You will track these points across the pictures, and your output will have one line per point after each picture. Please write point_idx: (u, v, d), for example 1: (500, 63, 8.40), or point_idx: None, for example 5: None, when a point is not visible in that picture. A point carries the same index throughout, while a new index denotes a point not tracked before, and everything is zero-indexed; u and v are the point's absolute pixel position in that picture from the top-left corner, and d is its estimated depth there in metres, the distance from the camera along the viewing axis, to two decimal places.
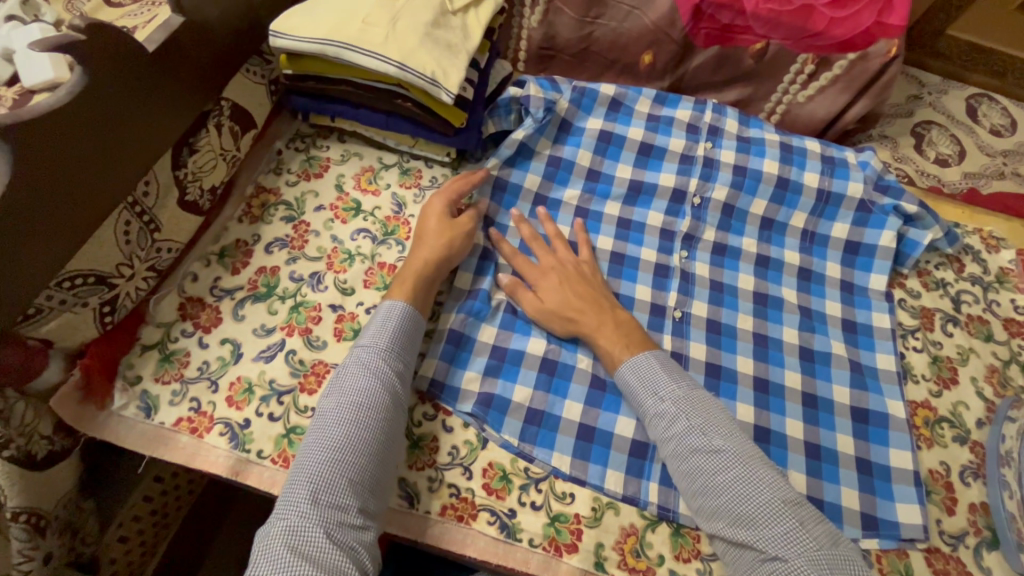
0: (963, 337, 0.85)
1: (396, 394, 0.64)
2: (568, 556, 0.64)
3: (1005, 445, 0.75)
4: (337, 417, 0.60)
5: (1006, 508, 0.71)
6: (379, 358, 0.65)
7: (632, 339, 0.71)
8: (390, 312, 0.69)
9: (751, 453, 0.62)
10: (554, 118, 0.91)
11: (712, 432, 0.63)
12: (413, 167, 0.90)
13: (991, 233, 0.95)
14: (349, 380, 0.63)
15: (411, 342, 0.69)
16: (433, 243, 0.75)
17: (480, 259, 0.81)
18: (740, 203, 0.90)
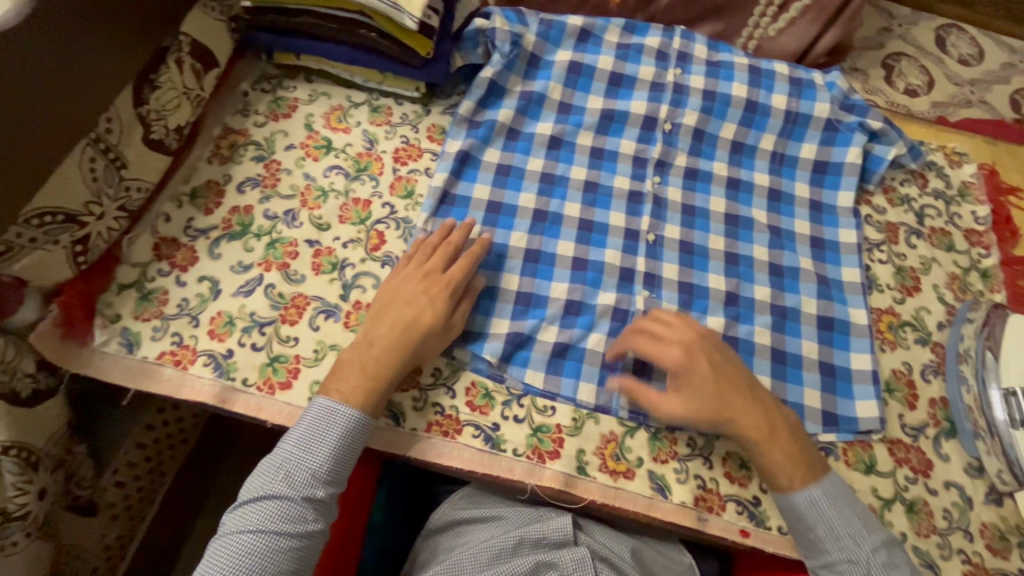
0: (927, 248, 0.88)
1: (320, 513, 0.60)
2: (551, 462, 0.67)
3: (963, 344, 0.79)
4: (249, 539, 0.57)
5: (964, 400, 0.75)
6: (308, 468, 0.61)
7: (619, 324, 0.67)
8: (329, 409, 0.63)
9: (813, 470, 0.65)
10: (523, 53, 0.90)
11: (777, 463, 0.65)
12: (384, 104, 0.90)
13: (954, 149, 0.98)
14: (269, 493, 0.59)
15: (353, 451, 0.63)
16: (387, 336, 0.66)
17: (443, 200, 0.82)
18: (710, 127, 0.91)
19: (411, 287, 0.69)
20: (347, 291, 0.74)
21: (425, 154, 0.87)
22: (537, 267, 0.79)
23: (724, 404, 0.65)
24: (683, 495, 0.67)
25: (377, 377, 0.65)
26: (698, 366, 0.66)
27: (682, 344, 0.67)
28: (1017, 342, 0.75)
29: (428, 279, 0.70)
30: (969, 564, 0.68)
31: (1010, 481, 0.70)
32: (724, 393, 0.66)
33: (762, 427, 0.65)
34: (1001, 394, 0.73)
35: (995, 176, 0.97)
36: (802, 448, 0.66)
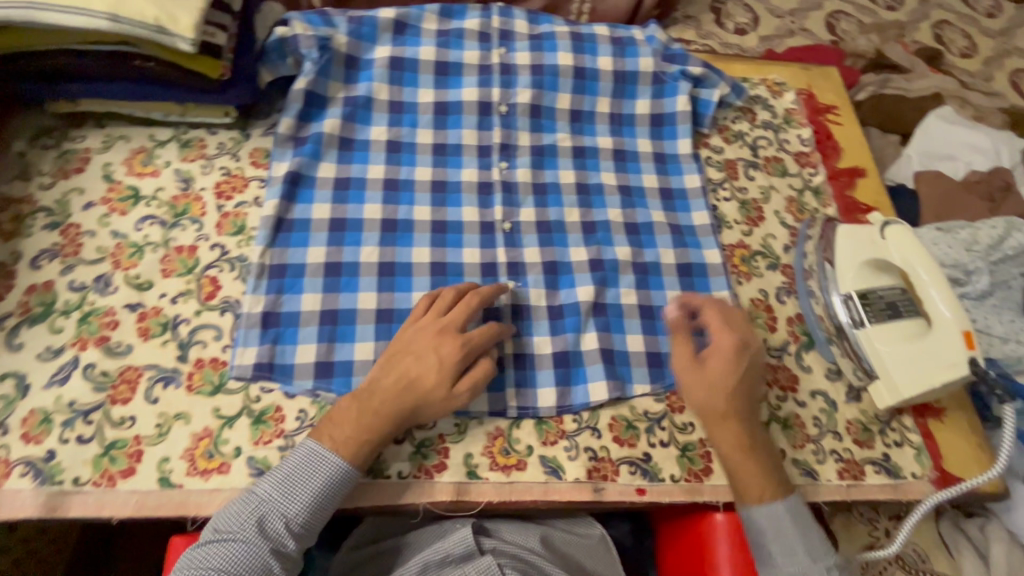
0: (764, 178, 0.93)
1: (286, 565, 0.57)
2: (439, 474, 0.65)
3: (807, 261, 0.84)
4: None
5: (815, 312, 0.81)
6: (282, 515, 0.58)
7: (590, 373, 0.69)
8: (320, 455, 0.60)
9: (780, 487, 0.67)
10: (336, 56, 0.85)
11: (745, 480, 0.66)
12: (194, 137, 0.81)
13: (774, 80, 1.04)
14: (236, 539, 0.56)
15: (332, 503, 0.60)
16: (385, 397, 0.62)
17: (278, 229, 0.76)
18: (546, 102, 0.91)
19: (420, 346, 0.65)
20: (185, 350, 0.67)
21: (251, 182, 0.80)
22: (394, 280, 0.75)
23: (730, 421, 0.68)
24: (577, 472, 0.67)
25: (365, 433, 0.61)
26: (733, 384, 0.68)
27: (726, 353, 0.70)
28: (849, 249, 0.80)
29: (438, 338, 0.65)
30: (842, 462, 0.73)
31: (863, 376, 0.77)
32: (735, 418, 0.68)
33: (743, 441, 0.67)
34: (841, 299, 0.79)
35: (813, 99, 1.04)
36: (768, 468, 0.67)
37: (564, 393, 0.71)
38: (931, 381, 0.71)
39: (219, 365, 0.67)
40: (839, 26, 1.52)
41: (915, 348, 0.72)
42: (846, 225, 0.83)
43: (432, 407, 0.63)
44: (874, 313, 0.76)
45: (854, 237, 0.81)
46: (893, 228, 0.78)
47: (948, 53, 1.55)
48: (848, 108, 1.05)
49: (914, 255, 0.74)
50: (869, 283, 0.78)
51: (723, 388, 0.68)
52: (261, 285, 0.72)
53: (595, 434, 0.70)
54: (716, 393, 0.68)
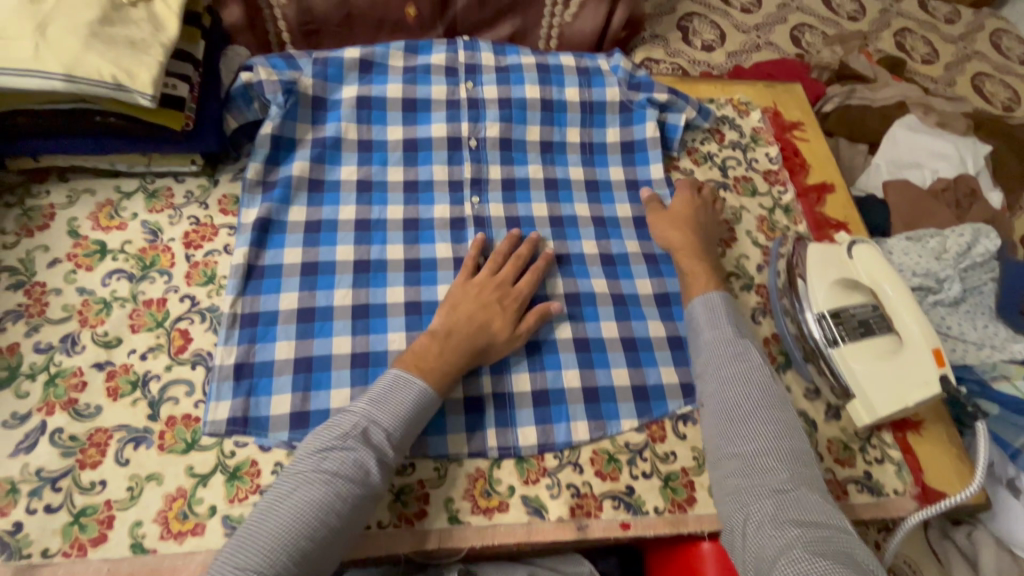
0: (734, 198, 0.94)
1: (383, 476, 0.61)
2: (419, 521, 0.64)
3: (780, 280, 0.85)
4: (312, 488, 0.57)
5: (790, 332, 0.81)
6: (378, 430, 0.62)
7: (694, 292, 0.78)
8: (407, 381, 0.64)
9: (718, 286, 0.78)
10: (303, 98, 0.85)
11: (694, 274, 0.80)
12: (161, 187, 0.81)
13: (739, 99, 1.05)
14: (340, 447, 0.60)
15: (423, 420, 0.65)
16: (457, 338, 0.69)
17: (249, 277, 0.75)
18: (516, 134, 0.91)
19: (484, 293, 0.74)
20: (156, 408, 0.66)
21: (221, 230, 0.79)
22: (369, 322, 0.75)
23: (692, 244, 0.83)
24: (560, 510, 0.67)
25: (449, 365, 0.67)
26: (697, 224, 0.85)
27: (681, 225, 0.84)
28: (819, 267, 0.80)
29: (497, 288, 0.74)
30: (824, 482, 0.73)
31: (840, 395, 0.77)
32: (697, 245, 0.82)
33: (697, 277, 0.79)
34: (815, 317, 0.78)
35: (779, 117, 1.06)
36: (719, 279, 0.80)
37: (546, 430, 0.71)
38: (905, 400, 0.71)
39: (192, 422, 0.66)
40: (804, 39, 1.55)
41: (887, 366, 0.73)
42: (815, 244, 0.83)
43: (501, 345, 0.71)
44: (846, 331, 0.76)
45: (823, 255, 0.81)
46: (861, 248, 0.80)
47: (910, 60, 1.59)
48: (813, 124, 1.07)
49: (883, 274, 0.76)
50: (841, 300, 0.78)
51: (692, 264, 0.81)
52: (233, 335, 0.71)
53: (577, 470, 0.70)
54: (681, 221, 0.85)
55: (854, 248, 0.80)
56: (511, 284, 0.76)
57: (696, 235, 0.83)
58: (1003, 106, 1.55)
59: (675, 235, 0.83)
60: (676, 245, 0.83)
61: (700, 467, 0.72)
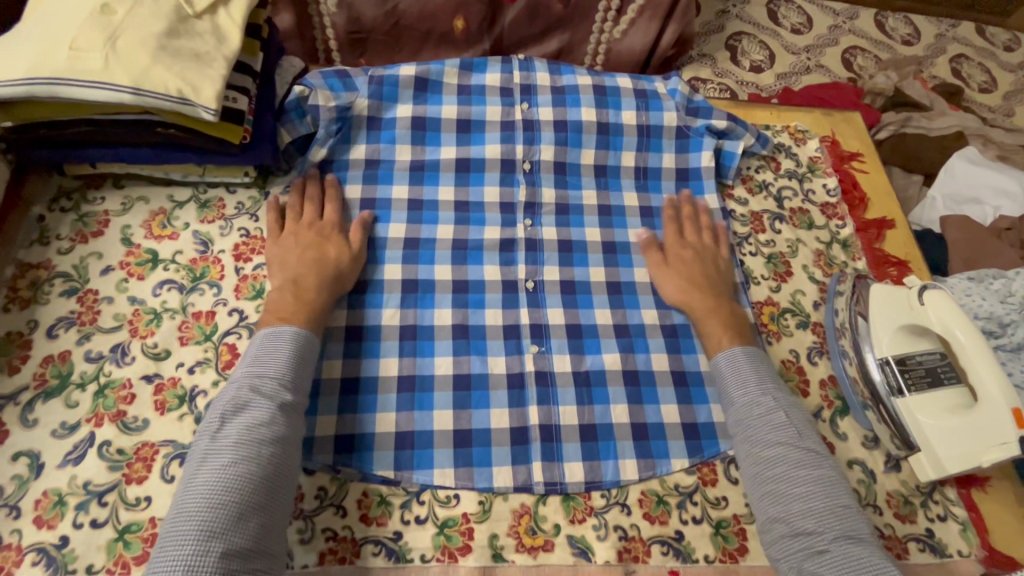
0: (791, 231, 0.91)
1: (292, 418, 0.60)
2: (463, 557, 0.62)
3: (839, 319, 0.82)
4: (224, 450, 0.55)
5: (849, 375, 0.78)
6: (267, 382, 0.60)
7: (723, 345, 0.73)
8: (271, 335, 0.64)
9: (742, 338, 0.74)
10: (356, 121, 0.85)
11: (710, 331, 0.75)
12: (213, 197, 0.81)
13: (797, 127, 1.02)
14: (235, 411, 0.58)
15: (307, 363, 0.64)
16: (315, 280, 0.71)
17: None
18: (569, 157, 0.90)
19: (302, 237, 0.75)
20: (202, 424, 0.65)
21: (270, 243, 0.79)
22: (416, 344, 0.74)
23: (694, 288, 0.78)
24: (607, 553, 0.64)
25: (308, 306, 0.68)
26: (698, 265, 0.81)
27: (693, 248, 0.83)
28: (884, 310, 0.77)
29: (314, 230, 0.76)
30: (885, 539, 0.69)
31: (903, 446, 0.73)
32: (702, 289, 0.78)
33: (708, 305, 0.77)
34: (877, 362, 0.76)
35: (837, 147, 1.02)
36: (738, 324, 0.75)
37: (593, 467, 0.69)
38: (976, 459, 0.67)
39: None
40: (856, 62, 1.51)
41: (958, 421, 0.69)
42: (880, 285, 0.80)
43: (347, 267, 0.74)
44: (912, 381, 0.73)
45: (889, 297, 0.78)
46: (932, 292, 0.75)
47: (967, 88, 1.53)
48: (872, 155, 1.03)
49: (956, 320, 0.72)
50: (906, 347, 0.75)
51: (697, 274, 0.80)
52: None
53: (624, 511, 0.67)
54: (681, 274, 0.80)
55: (926, 291, 0.76)
56: (320, 220, 0.78)
57: (695, 276, 0.79)
58: None
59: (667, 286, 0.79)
60: (671, 293, 0.79)
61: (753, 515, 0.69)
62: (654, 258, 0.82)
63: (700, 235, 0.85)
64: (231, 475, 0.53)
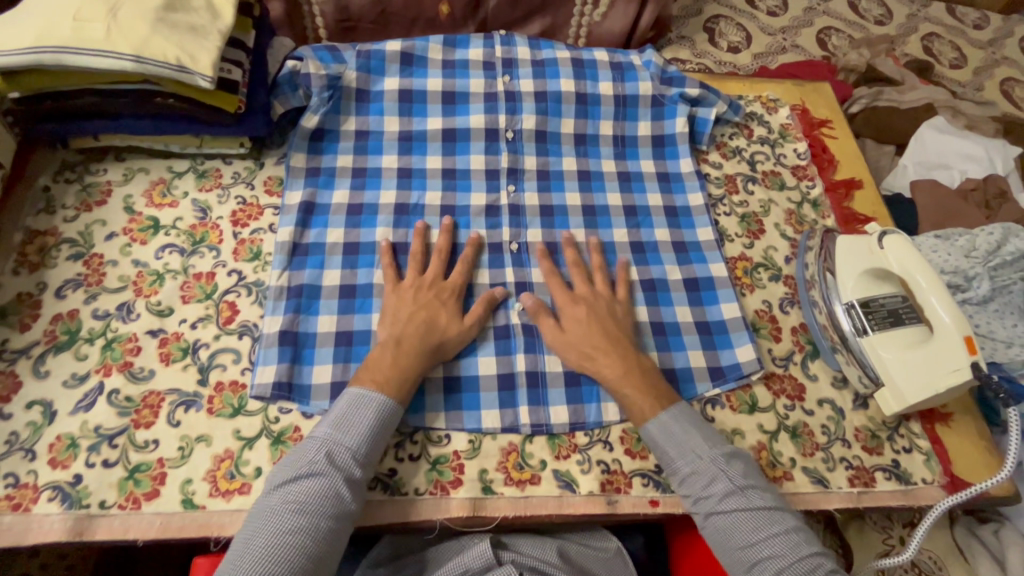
0: (763, 192, 0.96)
1: (355, 494, 0.60)
2: (455, 490, 0.66)
3: (809, 270, 0.86)
4: (288, 512, 0.56)
5: (819, 322, 0.82)
6: (346, 449, 0.61)
7: (649, 411, 0.69)
8: (363, 398, 0.64)
9: (662, 399, 0.70)
10: (346, 92, 0.89)
11: (630, 399, 0.70)
12: (210, 167, 0.85)
13: (768, 97, 1.07)
14: (308, 474, 0.59)
15: (383, 437, 0.64)
16: (412, 344, 0.69)
17: (293, 254, 0.79)
18: (550, 127, 0.94)
19: (420, 296, 0.74)
20: (205, 374, 0.69)
21: (266, 210, 0.83)
22: None
23: (598, 353, 0.72)
24: (590, 485, 0.68)
25: (403, 371, 0.67)
26: (594, 327, 0.74)
27: (584, 303, 0.76)
28: (848, 259, 0.82)
29: (434, 289, 0.75)
30: (853, 469, 0.74)
31: (869, 384, 0.77)
32: (612, 349, 0.72)
33: (618, 369, 0.71)
34: (844, 308, 0.80)
35: (807, 114, 1.07)
36: (653, 384, 0.71)
37: (578, 409, 0.73)
38: (935, 387, 0.72)
39: (238, 389, 0.69)
40: (830, 42, 1.56)
41: (917, 354, 0.74)
42: (844, 237, 0.84)
43: (454, 338, 0.72)
44: (875, 322, 0.78)
45: (853, 247, 0.83)
46: (891, 237, 0.80)
47: (937, 65, 1.58)
48: (841, 122, 1.08)
49: (912, 261, 0.76)
50: (870, 291, 0.79)
51: (610, 327, 0.74)
52: (279, 306, 0.74)
53: (607, 448, 0.71)
54: (582, 340, 0.73)
55: (885, 237, 0.80)
56: (442, 279, 0.77)
57: (600, 341, 0.73)
58: None
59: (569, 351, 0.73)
60: (575, 361, 0.73)
61: None
62: (547, 327, 0.75)
63: (589, 281, 0.80)
64: (286, 545, 0.54)
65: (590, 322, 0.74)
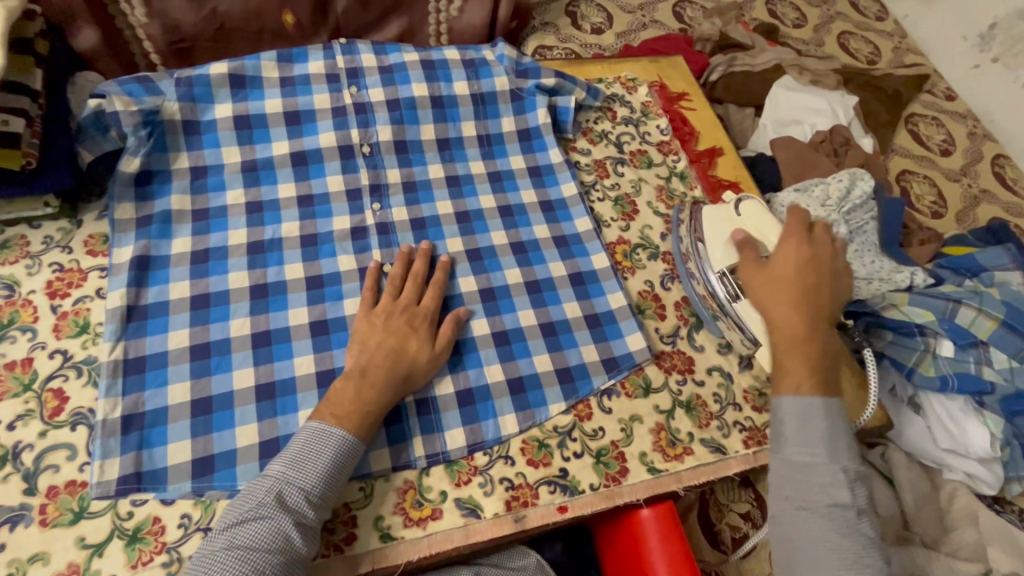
0: (632, 172, 0.97)
1: (307, 539, 0.56)
2: (349, 547, 0.61)
3: (682, 243, 0.88)
4: (228, 563, 0.52)
5: (697, 292, 0.84)
6: (211, 546, 0.54)
7: (787, 390, 0.66)
8: (320, 432, 0.60)
9: (825, 389, 0.65)
10: (169, 126, 0.80)
11: (790, 369, 0.66)
12: (13, 236, 0.73)
13: (626, 77, 1.08)
14: (254, 517, 0.55)
15: (345, 473, 0.60)
16: (378, 378, 0.65)
17: (128, 320, 0.69)
18: (409, 135, 0.89)
19: (391, 323, 0.70)
20: (32, 481, 0.59)
21: (90, 273, 0.72)
22: (271, 349, 0.70)
23: (785, 302, 0.69)
24: (495, 506, 0.66)
25: (367, 406, 0.63)
26: (809, 269, 0.70)
27: (788, 243, 0.72)
28: (714, 228, 0.84)
29: (406, 315, 0.71)
30: (746, 431, 0.76)
31: (749, 345, 0.80)
32: (800, 306, 0.68)
33: (791, 330, 0.67)
34: (716, 276, 0.82)
35: (665, 89, 1.09)
36: (824, 366, 0.66)
37: (474, 430, 0.70)
38: None
39: (77, 489, 0.60)
40: (685, 14, 1.62)
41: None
42: (708, 208, 0.87)
43: (424, 368, 0.68)
44: (746, 285, 0.79)
45: (715, 217, 0.85)
46: (745, 202, 0.85)
47: (782, 26, 1.68)
48: (697, 93, 1.11)
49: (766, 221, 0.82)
50: (738, 257, 0.81)
51: (816, 266, 0.70)
52: (117, 384, 0.65)
53: (508, 463, 0.69)
54: (787, 284, 0.69)
55: (741, 202, 0.85)
56: (415, 304, 0.73)
57: (800, 286, 0.69)
58: (867, 60, 1.64)
59: (781, 313, 0.68)
60: (759, 298, 0.70)
61: (629, 437, 0.73)
62: (751, 266, 0.74)
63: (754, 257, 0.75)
64: None
65: (788, 281, 0.70)
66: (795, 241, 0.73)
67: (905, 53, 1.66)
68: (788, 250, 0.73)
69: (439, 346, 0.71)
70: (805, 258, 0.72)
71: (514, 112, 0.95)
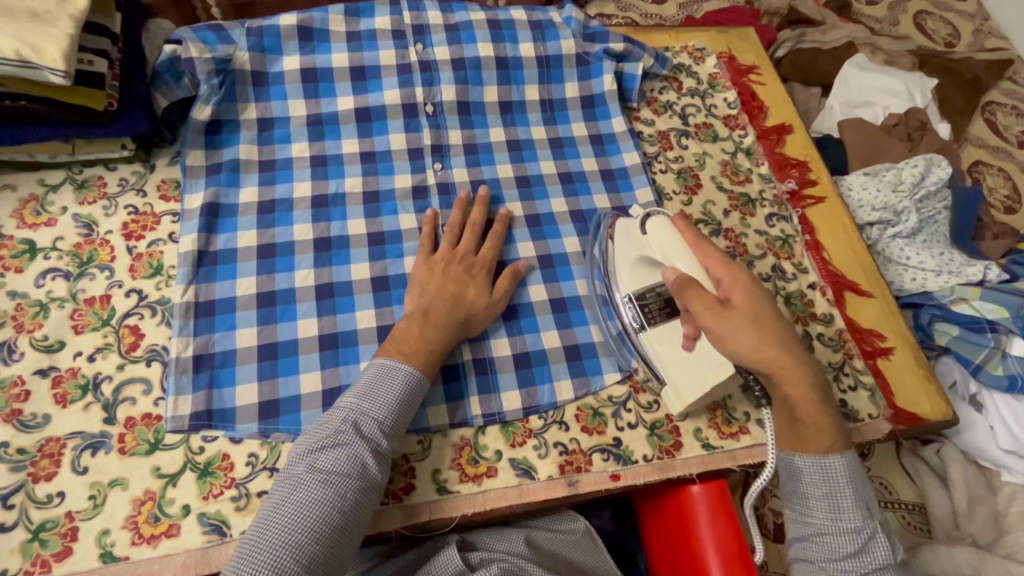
0: (696, 145, 0.94)
1: (381, 465, 0.57)
2: (407, 496, 0.63)
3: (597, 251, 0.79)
4: (312, 488, 0.53)
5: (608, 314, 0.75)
6: (291, 472, 0.55)
7: (812, 445, 0.60)
8: (388, 367, 0.61)
9: (836, 443, 0.60)
10: (239, 76, 0.80)
11: (811, 431, 0.60)
12: (91, 176, 0.75)
13: (694, 46, 1.04)
14: (334, 444, 0.56)
15: (413, 405, 0.61)
16: (440, 320, 0.65)
17: (199, 264, 0.71)
18: (472, 96, 0.88)
19: (450, 269, 0.70)
20: (111, 411, 0.62)
21: (163, 218, 0.74)
22: (334, 301, 0.71)
23: (763, 349, 0.59)
24: (549, 469, 0.66)
25: (431, 344, 0.64)
26: (763, 318, 0.60)
27: (750, 317, 0.59)
28: (623, 247, 0.74)
29: (466, 263, 0.71)
30: None
31: (657, 381, 0.71)
32: (794, 350, 0.60)
33: (793, 371, 0.59)
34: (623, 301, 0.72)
35: (735, 61, 1.05)
36: (829, 422, 0.60)
37: (530, 393, 0.70)
38: (704, 386, 0.65)
39: (153, 421, 0.62)
40: None
41: (675, 346, 0.68)
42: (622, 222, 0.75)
43: (482, 316, 0.68)
44: (653, 315, 0.70)
45: (627, 235, 0.73)
46: (652, 219, 0.69)
47: (854, 2, 1.59)
48: (767, 67, 1.07)
49: (672, 246, 0.65)
50: (644, 279, 0.71)
51: (767, 319, 0.60)
52: (188, 325, 0.67)
53: (563, 428, 0.69)
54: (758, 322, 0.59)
55: (648, 219, 0.70)
56: (473, 253, 0.73)
57: (782, 339, 0.59)
58: (945, 41, 1.53)
59: (761, 355, 0.59)
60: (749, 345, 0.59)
61: (684, 412, 0.72)
62: (707, 305, 0.60)
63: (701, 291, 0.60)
64: (307, 521, 0.51)
65: (752, 310, 0.60)
66: (745, 271, 0.63)
67: (986, 36, 1.54)
68: (738, 278, 0.62)
69: (498, 298, 0.70)
70: (756, 284, 0.62)
71: (577, 79, 0.93)
